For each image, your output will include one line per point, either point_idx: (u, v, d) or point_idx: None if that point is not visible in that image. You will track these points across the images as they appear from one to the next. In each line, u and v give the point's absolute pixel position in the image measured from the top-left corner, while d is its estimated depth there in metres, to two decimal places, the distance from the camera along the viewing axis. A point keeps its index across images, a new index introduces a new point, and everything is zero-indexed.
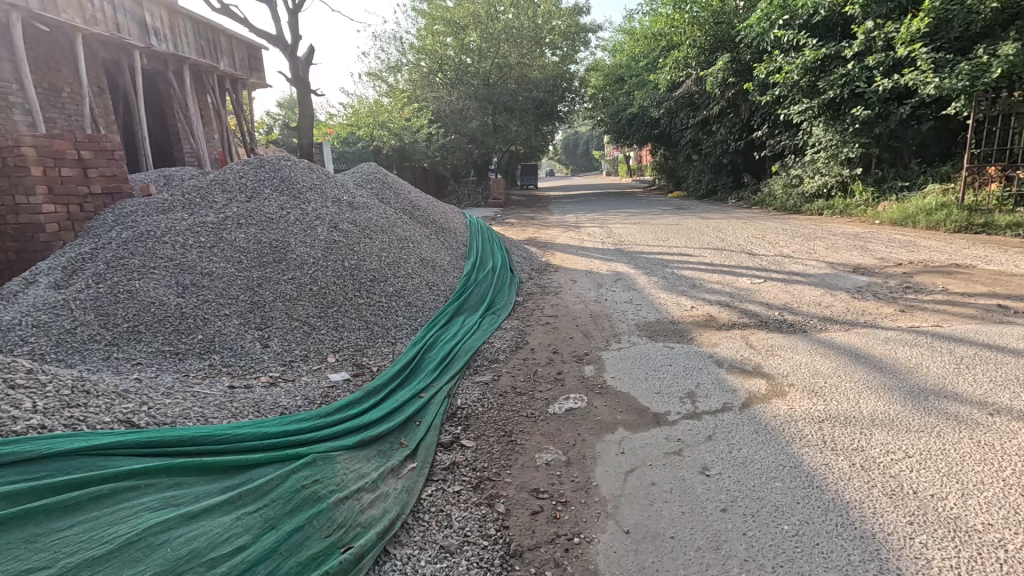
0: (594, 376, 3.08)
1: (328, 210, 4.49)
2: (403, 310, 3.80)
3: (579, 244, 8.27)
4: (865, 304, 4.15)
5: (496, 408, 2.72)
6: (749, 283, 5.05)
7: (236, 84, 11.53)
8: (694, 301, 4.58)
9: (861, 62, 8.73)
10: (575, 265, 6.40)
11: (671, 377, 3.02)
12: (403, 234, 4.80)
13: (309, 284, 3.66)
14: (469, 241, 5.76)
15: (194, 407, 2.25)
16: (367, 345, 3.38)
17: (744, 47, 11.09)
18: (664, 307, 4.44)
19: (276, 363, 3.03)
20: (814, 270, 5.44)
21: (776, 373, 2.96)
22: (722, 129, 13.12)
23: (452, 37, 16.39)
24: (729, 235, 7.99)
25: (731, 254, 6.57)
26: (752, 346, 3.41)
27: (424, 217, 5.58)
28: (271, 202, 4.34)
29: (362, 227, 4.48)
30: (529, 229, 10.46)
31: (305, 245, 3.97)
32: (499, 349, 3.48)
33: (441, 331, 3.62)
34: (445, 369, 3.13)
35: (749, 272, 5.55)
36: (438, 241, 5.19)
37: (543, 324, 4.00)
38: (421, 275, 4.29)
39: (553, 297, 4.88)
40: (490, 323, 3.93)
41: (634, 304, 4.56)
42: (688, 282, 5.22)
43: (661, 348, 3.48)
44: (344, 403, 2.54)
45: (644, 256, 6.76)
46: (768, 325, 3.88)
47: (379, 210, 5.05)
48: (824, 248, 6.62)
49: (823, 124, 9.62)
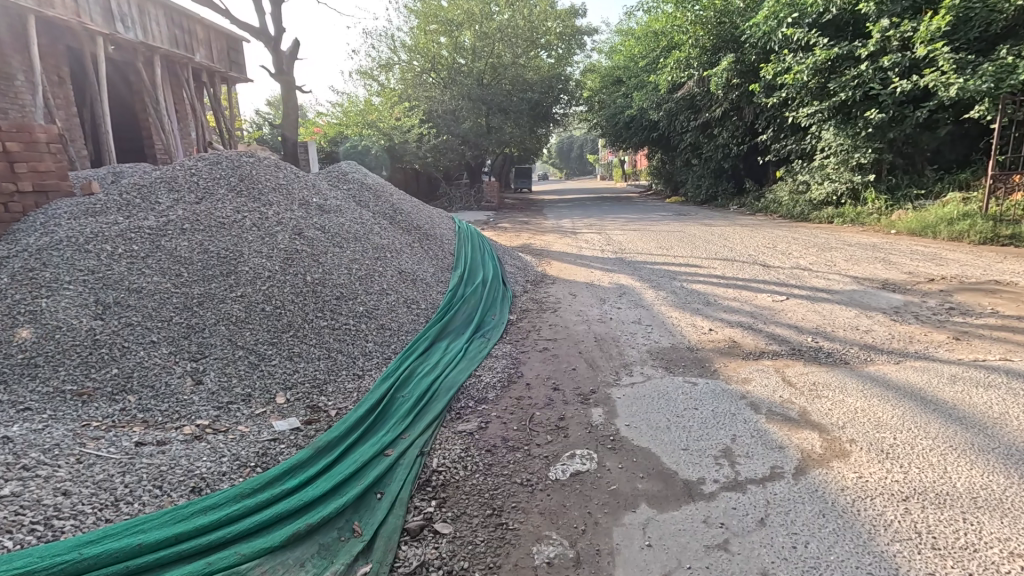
0: (605, 424, 2.49)
1: (292, 213, 3.89)
2: (374, 334, 3.21)
3: (577, 252, 7.70)
4: (911, 329, 3.61)
5: (483, 472, 2.13)
6: (771, 300, 4.50)
7: (215, 78, 10.92)
8: (712, 322, 4.01)
9: (876, 63, 8.24)
10: (573, 276, 5.83)
11: (699, 427, 2.45)
12: (380, 242, 4.20)
13: (261, 302, 3.06)
14: (457, 250, 5.17)
15: (45, 500, 1.62)
16: (326, 381, 2.77)
17: (750, 47, 10.63)
18: (678, 329, 3.87)
19: (209, 407, 2.42)
20: (840, 286, 4.91)
21: (830, 423, 2.39)
22: (724, 133, 12.67)
23: (445, 36, 15.84)
24: (738, 245, 7.46)
25: (743, 266, 6.03)
26: (790, 383, 2.84)
27: (406, 222, 4.98)
28: (226, 204, 3.73)
29: (332, 234, 3.87)
30: (523, 235, 9.90)
31: (261, 256, 3.36)
32: (488, 385, 2.88)
33: (419, 362, 3.04)
34: (422, 412, 2.56)
35: (767, 286, 5.01)
36: (420, 250, 4.59)
37: (540, 351, 3.42)
38: (399, 291, 3.70)
39: (551, 314, 4.31)
40: (480, 348, 3.36)
41: (642, 325, 3.99)
42: (702, 299, 4.66)
43: (681, 384, 2.92)
44: (283, 471, 1.98)
45: (648, 266, 6.21)
46: (803, 354, 3.32)
47: (354, 214, 4.45)
48: (843, 260, 6.10)
49: (833, 128, 9.09)
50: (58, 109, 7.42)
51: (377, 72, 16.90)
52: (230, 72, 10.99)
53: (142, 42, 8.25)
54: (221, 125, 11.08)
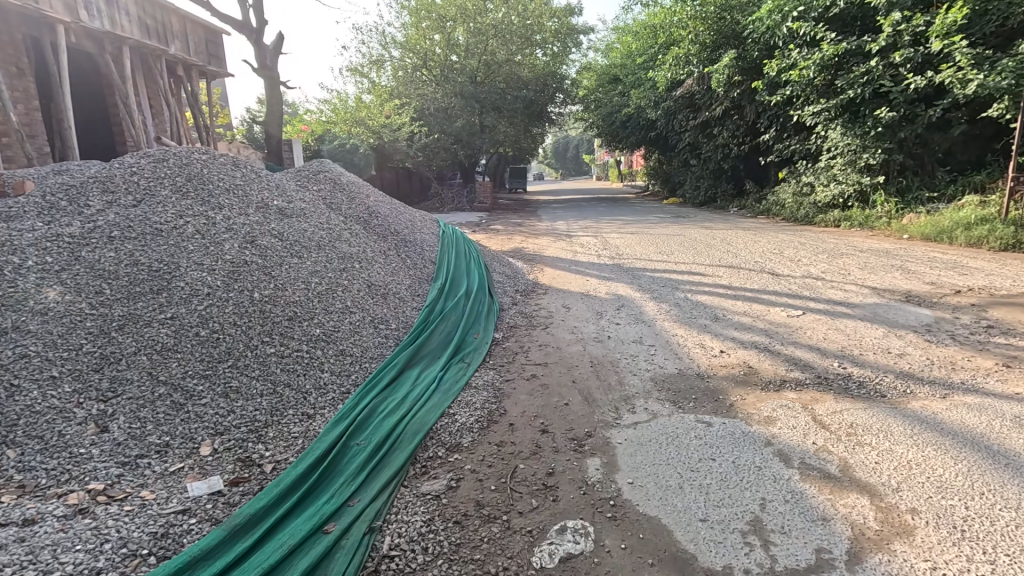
0: (603, 483, 2.03)
1: (245, 218, 3.40)
2: (332, 362, 2.73)
3: (572, 257, 7.24)
4: (950, 354, 3.17)
5: (447, 558, 1.66)
6: (786, 315, 4.06)
7: (192, 72, 10.31)
8: (722, 342, 3.56)
9: (886, 59, 7.83)
10: (568, 285, 5.37)
11: (720, 486, 1.98)
12: (350, 250, 3.72)
13: (195, 325, 2.57)
14: (438, 257, 4.69)
15: None
16: (267, 424, 2.30)
17: (752, 43, 10.20)
18: (684, 351, 3.42)
19: (110, 463, 1.94)
20: (859, 299, 4.47)
21: (881, 484, 1.93)
22: (724, 131, 12.25)
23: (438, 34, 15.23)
24: (741, 250, 7.05)
25: (749, 274, 5.59)
26: (824, 425, 2.38)
27: (383, 227, 4.51)
28: (167, 208, 3.24)
29: (290, 241, 3.39)
30: (516, 238, 9.44)
31: (201, 269, 2.87)
32: (463, 427, 2.41)
33: (382, 397, 2.56)
34: (379, 467, 2.09)
35: (779, 299, 4.57)
36: (396, 259, 4.11)
37: (527, 379, 2.95)
38: (367, 308, 3.22)
39: (541, 331, 3.84)
40: (457, 377, 2.87)
41: (644, 346, 3.52)
42: (709, 313, 4.21)
43: (693, 425, 2.45)
44: (181, 566, 1.52)
45: (648, 274, 5.76)
46: (830, 385, 2.86)
47: (321, 218, 3.97)
48: (858, 268, 5.67)
49: (840, 126, 8.70)
50: (17, 103, 6.85)
51: (366, 69, 16.39)
52: (209, 66, 10.40)
53: (109, 33, 7.71)
54: (200, 122, 10.51)
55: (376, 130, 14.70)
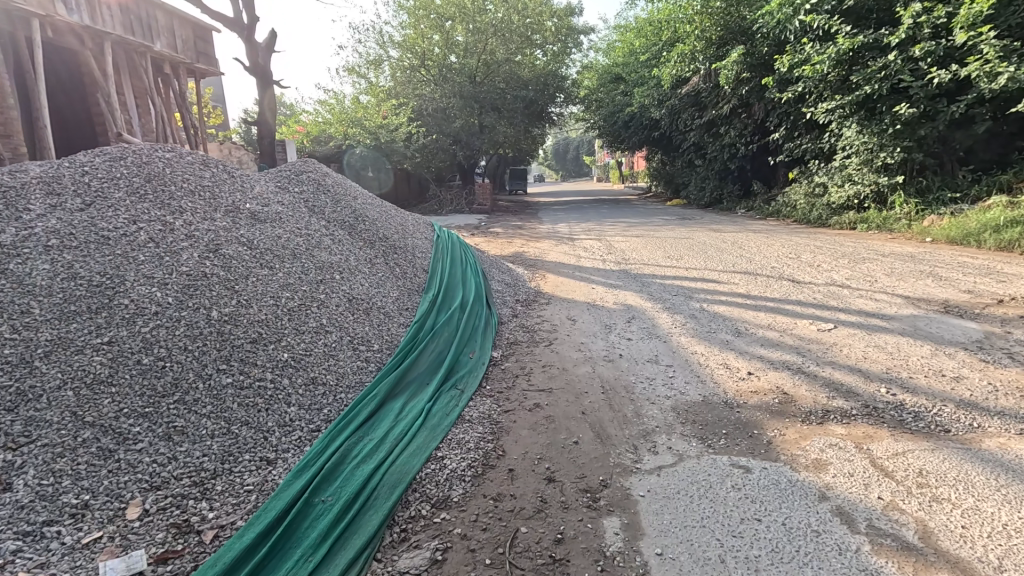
0: (625, 555, 1.62)
1: (209, 224, 3.00)
2: (301, 393, 2.32)
3: (576, 262, 6.85)
4: (1013, 377, 2.76)
5: None
6: (815, 329, 3.66)
7: (179, 70, 9.90)
8: (748, 362, 3.17)
9: (905, 53, 7.45)
10: (572, 294, 4.98)
11: (772, 561, 1.58)
12: (330, 259, 3.32)
13: (137, 352, 2.17)
14: (432, 265, 4.30)
15: None
16: (217, 475, 1.89)
17: (761, 38, 9.81)
18: (707, 374, 3.02)
19: (6, 536, 1.54)
20: (893, 309, 4.08)
21: (978, 561, 1.53)
22: (731, 131, 11.87)
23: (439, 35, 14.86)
24: (755, 254, 6.66)
25: (767, 281, 5.19)
26: (887, 473, 1.97)
27: (371, 233, 4.12)
28: (119, 212, 2.84)
29: (260, 250, 2.99)
30: (516, 241, 9.05)
31: (151, 283, 2.47)
32: (452, 475, 2.01)
33: (359, 437, 2.16)
34: (348, 534, 1.69)
35: (804, 309, 4.18)
36: (383, 268, 3.71)
37: (530, 411, 2.55)
38: (346, 326, 2.81)
39: (545, 348, 3.43)
40: (449, 409, 2.48)
41: (660, 368, 3.11)
42: (730, 327, 3.80)
43: (729, 472, 2.05)
44: None
45: (657, 281, 5.37)
46: (882, 417, 2.45)
47: (300, 223, 3.58)
48: (884, 274, 5.27)
49: (856, 124, 8.26)
50: None
51: (363, 69, 15.99)
52: (196, 63, 9.99)
53: (88, 28, 7.31)
54: (188, 121, 10.15)
55: (373, 131, 13.98)
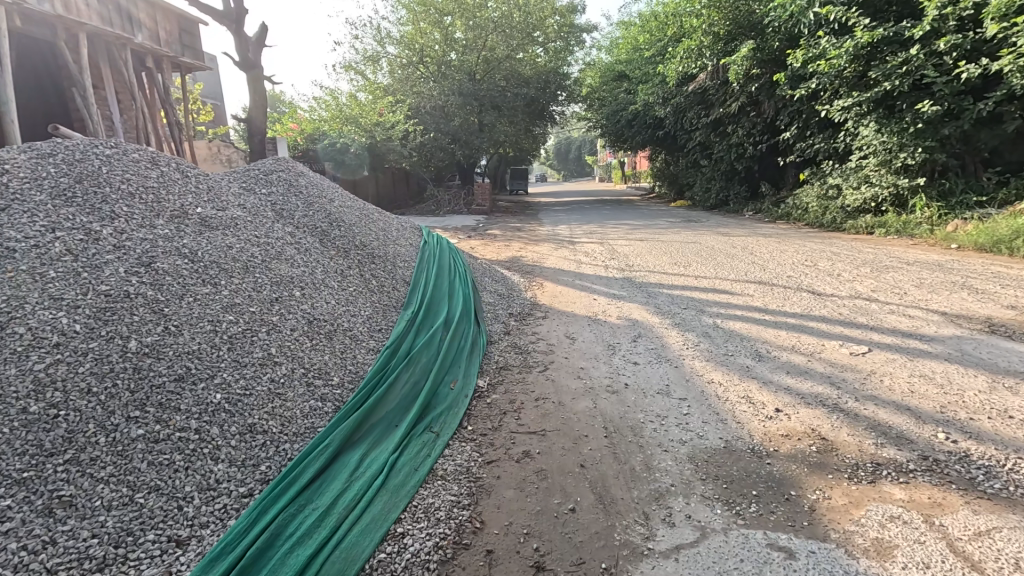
0: None
1: (147, 234, 2.56)
2: (233, 445, 1.87)
3: (576, 268, 6.42)
4: None
5: None
6: (846, 353, 3.22)
7: (164, 64, 9.36)
8: (776, 395, 2.72)
9: (928, 47, 7.01)
10: (571, 306, 4.54)
11: None
12: (293, 273, 2.89)
13: (23, 396, 1.71)
14: (415, 275, 3.86)
15: None
16: (105, 566, 1.44)
17: (772, 33, 9.37)
18: (728, 411, 2.58)
19: None
20: (931, 329, 3.63)
21: None
22: (739, 129, 11.42)
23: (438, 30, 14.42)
24: (769, 261, 6.22)
25: (785, 293, 4.75)
26: (973, 564, 1.53)
27: (347, 240, 3.69)
28: (35, 217, 2.38)
29: (203, 263, 2.54)
30: (514, 244, 8.61)
31: (57, 306, 2.01)
32: (413, 563, 1.57)
33: (297, 509, 1.72)
34: None
35: (830, 328, 3.73)
36: (356, 281, 3.27)
37: (517, 463, 2.10)
38: (302, 354, 2.37)
39: (539, 375, 2.98)
40: (418, 461, 2.04)
41: (671, 403, 2.67)
42: (749, 350, 3.35)
43: (768, 557, 1.60)
44: None
45: (664, 292, 4.93)
46: (950, 475, 2.00)
47: (261, 230, 3.13)
48: (912, 286, 4.82)
49: (873, 123, 7.79)
50: None
51: (360, 65, 15.50)
52: (182, 57, 9.46)
53: (61, 17, 6.71)
54: (172, 118, 9.66)
55: (369, 129, 13.57)
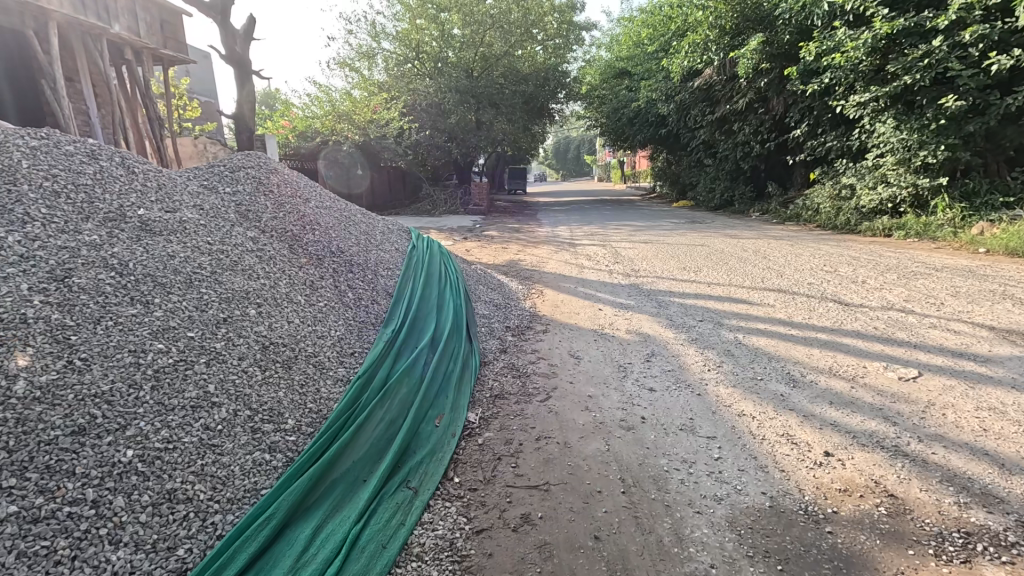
0: None
1: (66, 242, 2.10)
2: (143, 523, 1.41)
3: (579, 273, 5.99)
4: None
5: None
6: (894, 379, 2.78)
7: (144, 56, 8.69)
8: (823, 433, 2.28)
9: (952, 38, 6.59)
10: (574, 317, 4.11)
11: None
12: (250, 287, 2.44)
13: None
14: (400, 286, 3.41)
15: None
16: None
17: (783, 25, 8.95)
18: (769, 455, 2.14)
19: None
20: (984, 347, 3.20)
21: None
22: (746, 127, 11.00)
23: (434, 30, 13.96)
24: (785, 266, 5.80)
25: (809, 303, 4.33)
26: None
27: (321, 247, 3.25)
28: None
29: (133, 278, 2.09)
30: (512, 246, 8.18)
31: None
32: None
33: None
34: None
35: (868, 346, 3.29)
36: (328, 294, 2.82)
37: (514, 533, 1.66)
38: (251, 390, 1.91)
39: (540, 407, 2.54)
40: (387, 535, 1.60)
41: (698, 444, 2.23)
42: (781, 374, 2.91)
43: None
44: None
45: (676, 302, 4.51)
46: None
47: (217, 235, 2.69)
48: (948, 295, 4.40)
49: (891, 119, 7.38)
50: None
51: (354, 62, 15.01)
52: (165, 50, 8.81)
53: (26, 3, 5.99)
54: (153, 113, 9.06)
55: (363, 126, 13.01)
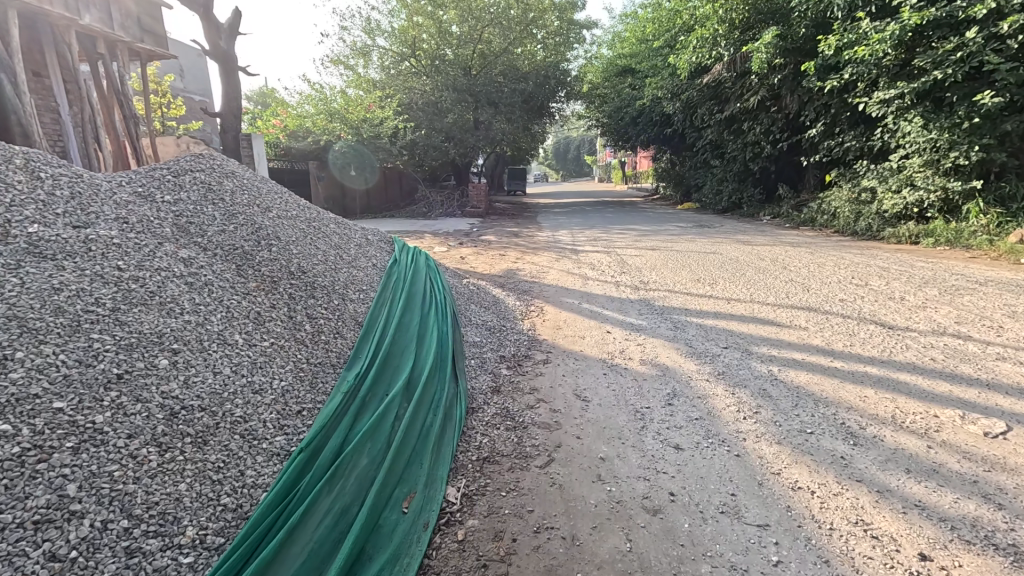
0: None
1: None
2: None
3: (582, 284, 5.46)
4: None
5: None
6: (982, 436, 2.23)
7: (118, 50, 7.96)
8: (911, 522, 1.74)
9: (987, 29, 6.05)
10: (579, 342, 3.58)
11: None
12: (164, 328, 1.89)
13: None
14: (374, 312, 2.87)
15: None
16: None
17: (799, 17, 8.40)
18: (845, 558, 1.60)
19: None
20: None
21: None
22: (755, 126, 10.49)
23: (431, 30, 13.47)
24: (809, 279, 5.26)
25: (845, 325, 3.80)
26: None
27: (278, 267, 2.71)
28: None
29: None
30: (510, 253, 7.66)
31: None
32: None
33: None
34: None
35: (933, 385, 2.75)
36: (278, 329, 2.29)
37: None
38: (134, 488, 1.38)
39: (539, 477, 2.00)
40: None
41: (747, 538, 1.69)
42: (835, 426, 2.37)
43: None
44: None
45: (693, 322, 3.99)
46: None
47: (134, 257, 2.16)
48: (1005, 316, 3.86)
49: (918, 118, 6.84)
50: None
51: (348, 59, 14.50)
52: (141, 44, 8.13)
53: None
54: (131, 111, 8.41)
55: (354, 125, 12.50)
